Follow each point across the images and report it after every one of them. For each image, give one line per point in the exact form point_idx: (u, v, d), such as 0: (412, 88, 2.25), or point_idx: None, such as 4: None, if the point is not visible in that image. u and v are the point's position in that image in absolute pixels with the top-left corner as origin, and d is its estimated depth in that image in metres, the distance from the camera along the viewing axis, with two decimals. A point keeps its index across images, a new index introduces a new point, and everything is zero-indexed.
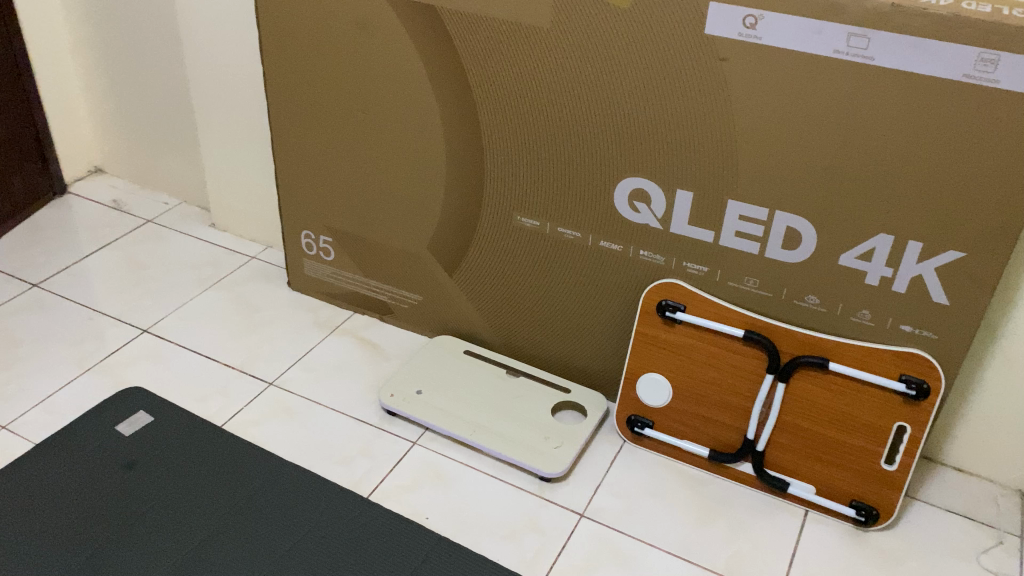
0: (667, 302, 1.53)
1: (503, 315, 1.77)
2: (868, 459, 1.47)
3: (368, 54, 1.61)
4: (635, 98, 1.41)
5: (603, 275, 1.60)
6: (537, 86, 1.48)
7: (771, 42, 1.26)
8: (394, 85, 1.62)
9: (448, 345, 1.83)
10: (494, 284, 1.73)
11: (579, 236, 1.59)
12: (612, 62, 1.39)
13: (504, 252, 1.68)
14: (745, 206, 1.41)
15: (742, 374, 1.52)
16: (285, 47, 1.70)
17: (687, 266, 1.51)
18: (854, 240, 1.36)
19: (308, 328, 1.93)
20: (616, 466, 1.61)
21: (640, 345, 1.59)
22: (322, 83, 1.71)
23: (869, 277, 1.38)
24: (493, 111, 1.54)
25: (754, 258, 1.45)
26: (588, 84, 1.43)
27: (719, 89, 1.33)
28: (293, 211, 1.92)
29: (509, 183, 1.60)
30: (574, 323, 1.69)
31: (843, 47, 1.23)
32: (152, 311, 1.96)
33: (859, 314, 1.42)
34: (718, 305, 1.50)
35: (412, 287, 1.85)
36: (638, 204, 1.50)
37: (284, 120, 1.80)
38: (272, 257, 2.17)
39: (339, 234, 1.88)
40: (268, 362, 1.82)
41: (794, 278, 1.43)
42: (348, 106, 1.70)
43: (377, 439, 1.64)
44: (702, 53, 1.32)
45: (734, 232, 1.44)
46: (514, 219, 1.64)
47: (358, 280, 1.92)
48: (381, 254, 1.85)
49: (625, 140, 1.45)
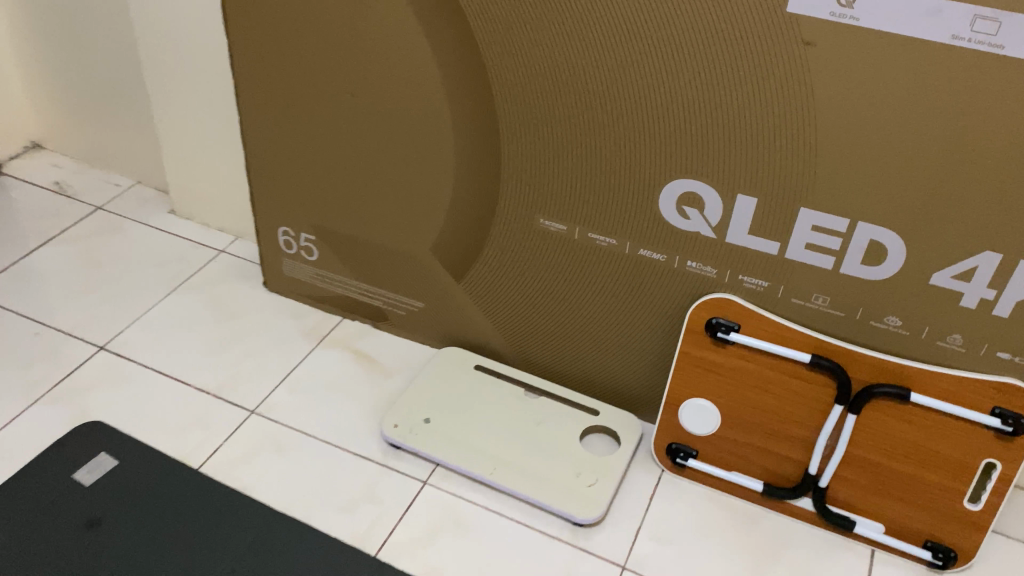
0: (718, 321, 1.33)
1: (521, 326, 1.55)
2: (949, 497, 1.29)
3: (359, 26, 1.34)
4: (692, 87, 1.17)
5: (641, 287, 1.39)
6: (570, 71, 1.23)
7: (872, 25, 1.03)
8: (391, 62, 1.36)
9: (457, 360, 1.60)
10: (512, 291, 1.51)
11: (614, 243, 1.36)
12: (664, 46, 1.15)
13: (525, 257, 1.46)
14: (820, 215, 1.19)
15: (804, 403, 1.32)
16: (256, 15, 1.42)
17: (743, 279, 1.30)
18: (952, 257, 1.15)
19: (291, 340, 1.68)
20: (656, 502, 1.41)
21: (684, 367, 1.38)
22: (302, 60, 1.43)
23: (965, 299, 1.18)
24: (515, 98, 1.30)
25: (826, 274, 1.24)
26: (632, 72, 1.19)
27: (799, 78, 1.10)
28: (270, 204, 1.65)
29: (533, 179, 1.37)
30: (606, 336, 1.48)
31: (965, 33, 1.00)
32: (108, 322, 1.69)
33: (947, 338, 1.22)
34: (777, 324, 1.30)
35: (414, 293, 1.62)
36: (688, 210, 1.27)
37: (257, 102, 1.53)
38: (243, 251, 1.89)
39: (325, 231, 1.63)
40: (248, 384, 1.58)
41: (872, 296, 1.23)
42: (335, 86, 1.44)
43: (380, 478, 1.42)
44: (782, 35, 1.08)
45: (805, 244, 1.22)
46: (537, 221, 1.41)
47: (348, 284, 1.67)
48: (375, 255, 1.61)
49: (679, 133, 1.21)
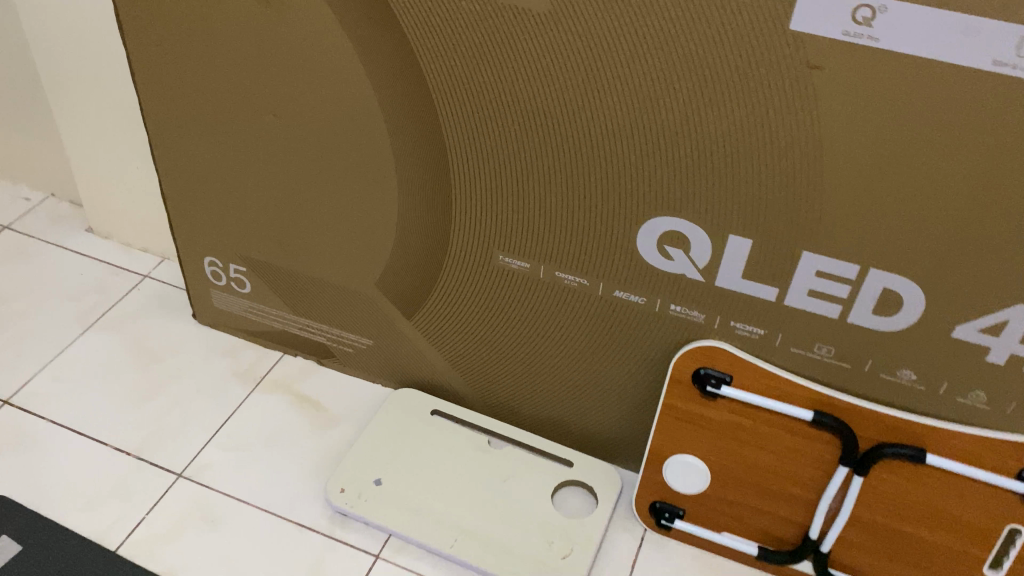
0: (707, 372, 1.16)
1: (483, 368, 1.38)
2: (966, 563, 1.15)
3: (278, 39, 1.13)
4: (675, 114, 0.98)
5: (618, 331, 1.22)
6: (528, 93, 1.04)
7: (894, 47, 0.84)
8: (317, 79, 1.15)
9: (412, 404, 1.42)
10: (471, 331, 1.33)
11: (585, 283, 1.18)
12: (639, 67, 0.96)
13: (484, 295, 1.28)
14: (825, 260, 1.02)
15: (805, 461, 1.17)
16: (154, 24, 1.20)
17: (734, 325, 1.13)
18: (979, 309, 0.99)
19: (224, 383, 1.49)
20: (639, 568, 1.26)
21: (669, 421, 1.22)
22: (213, 74, 1.22)
23: (992, 354, 1.02)
24: (465, 122, 1.10)
25: (831, 323, 1.07)
26: (602, 94, 1.00)
27: (802, 106, 0.91)
28: (192, 232, 1.45)
29: (491, 213, 1.18)
30: (578, 380, 1.31)
31: (1009, 58, 0.81)
32: (13, 371, 1.48)
33: (970, 395, 1.06)
34: (774, 376, 1.13)
35: (361, 330, 1.43)
36: (671, 250, 1.09)
37: (167, 121, 1.31)
38: (169, 275, 1.69)
39: (256, 262, 1.43)
40: (174, 441, 1.39)
41: (884, 348, 1.06)
42: (255, 105, 1.23)
43: (326, 554, 1.25)
44: (784, 57, 0.89)
45: (807, 290, 1.05)
46: (496, 258, 1.22)
47: (286, 318, 1.48)
48: (315, 289, 1.42)
49: (659, 166, 1.03)
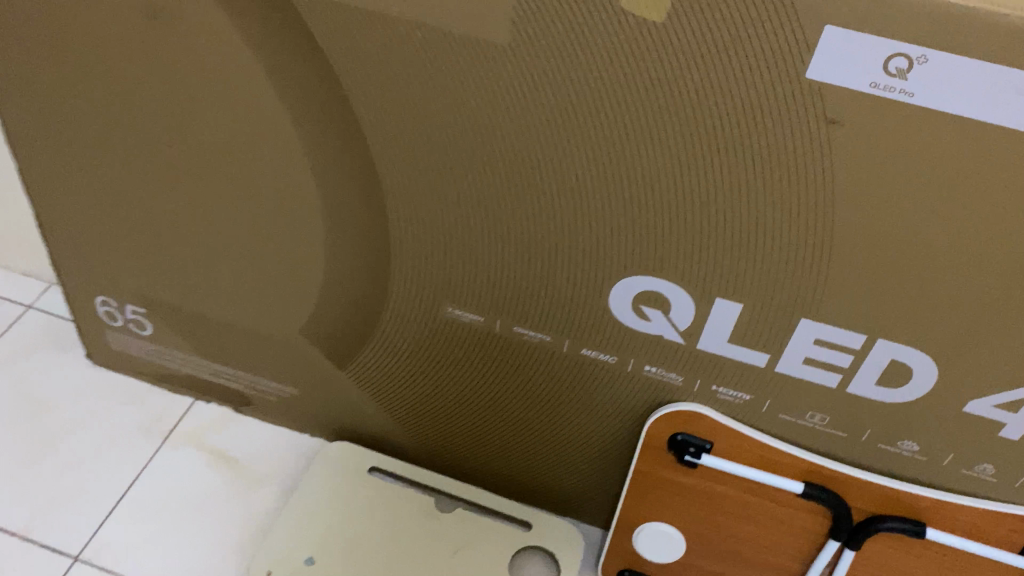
0: (685, 439, 1.03)
1: (428, 421, 1.22)
2: None
3: (170, 61, 0.92)
4: (660, 166, 0.82)
5: (585, 388, 1.07)
6: (480, 136, 0.86)
7: (933, 105, 0.69)
8: (219, 108, 0.95)
9: (348, 462, 1.26)
10: (414, 382, 1.17)
11: (549, 339, 1.03)
12: (618, 112, 0.79)
13: (429, 348, 1.11)
14: (828, 329, 0.89)
15: (792, 531, 1.06)
16: (8, 35, 0.96)
17: (717, 389, 1.00)
18: (997, 384, 0.87)
19: (128, 439, 1.30)
20: None
21: (640, 488, 1.09)
22: (88, 97, 1.00)
23: (1006, 430, 0.91)
24: (404, 164, 0.92)
25: (828, 393, 0.94)
26: (571, 140, 0.83)
27: (813, 164, 0.77)
28: (79, 271, 1.23)
29: (436, 264, 1.01)
30: (539, 435, 1.16)
31: None
32: None
33: (976, 467, 0.96)
34: (760, 445, 1.01)
35: (285, 378, 1.25)
36: (647, 310, 0.94)
37: (38, 149, 1.09)
38: (56, 304, 1.47)
39: (157, 304, 1.23)
40: (69, 516, 1.21)
41: (885, 418, 0.95)
42: (145, 135, 1.01)
43: None
44: (795, 109, 0.74)
45: (803, 358, 0.92)
46: (444, 310, 1.05)
47: (197, 363, 1.29)
48: (230, 336, 1.23)
49: (638, 222, 0.87)
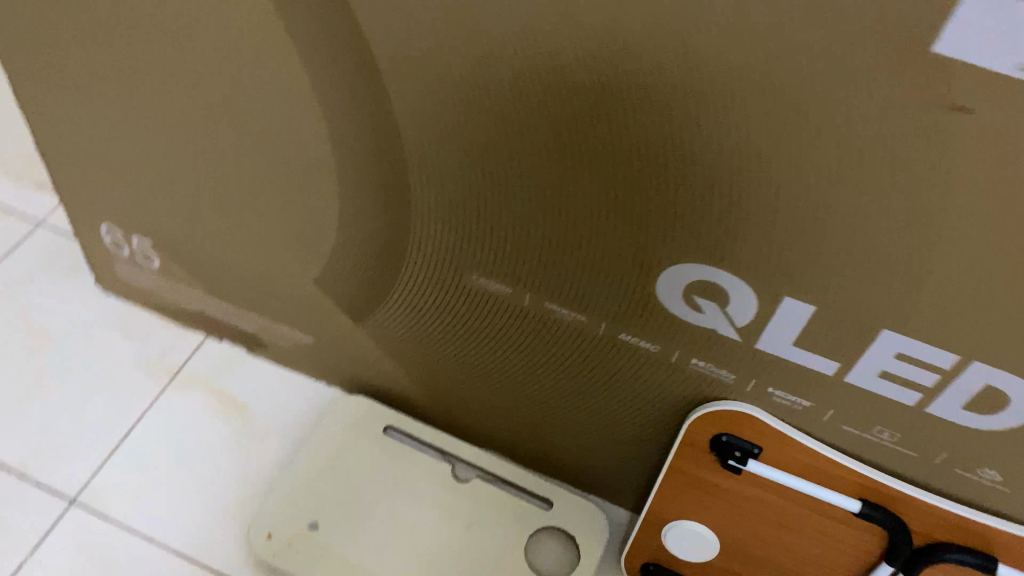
0: (730, 440, 0.92)
1: (449, 385, 1.12)
2: None
3: None
4: (728, 145, 0.67)
5: (621, 371, 0.95)
6: (514, 90, 0.72)
7: None
8: (215, 40, 0.82)
9: (362, 419, 1.18)
10: (435, 346, 1.07)
11: (584, 319, 0.91)
12: (681, 77, 0.64)
13: (452, 313, 1.00)
14: (913, 345, 0.75)
15: (843, 547, 0.96)
16: None
17: (772, 392, 0.87)
18: None
19: (136, 376, 1.25)
20: None
21: (674, 484, 0.99)
22: (72, 20, 0.87)
23: None
24: (426, 117, 0.78)
25: (903, 410, 0.81)
26: (624, 104, 0.68)
27: (924, 159, 0.60)
28: (83, 203, 1.14)
29: (461, 228, 0.88)
30: (568, 412, 1.05)
31: None
32: None
33: None
34: (816, 456, 0.89)
35: (300, 327, 1.17)
36: (700, 302, 0.81)
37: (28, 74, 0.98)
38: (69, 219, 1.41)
39: (164, 242, 1.14)
40: (70, 455, 1.16)
41: (967, 445, 0.81)
42: (137, 64, 0.89)
43: None
44: (908, 91, 0.57)
45: (879, 371, 0.79)
46: (468, 278, 0.93)
47: (208, 301, 1.22)
48: (241, 280, 1.14)
49: (697, 205, 0.73)
